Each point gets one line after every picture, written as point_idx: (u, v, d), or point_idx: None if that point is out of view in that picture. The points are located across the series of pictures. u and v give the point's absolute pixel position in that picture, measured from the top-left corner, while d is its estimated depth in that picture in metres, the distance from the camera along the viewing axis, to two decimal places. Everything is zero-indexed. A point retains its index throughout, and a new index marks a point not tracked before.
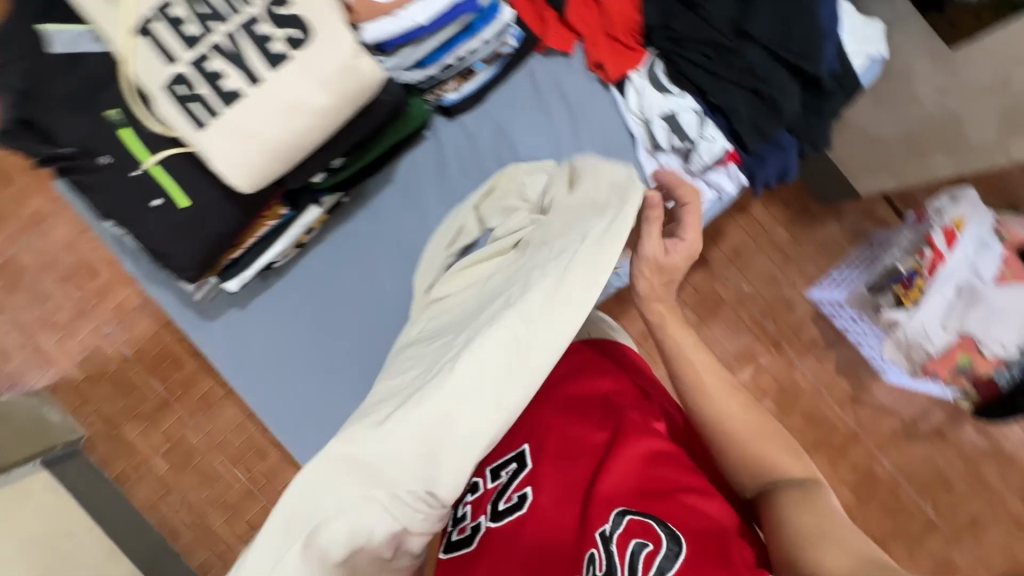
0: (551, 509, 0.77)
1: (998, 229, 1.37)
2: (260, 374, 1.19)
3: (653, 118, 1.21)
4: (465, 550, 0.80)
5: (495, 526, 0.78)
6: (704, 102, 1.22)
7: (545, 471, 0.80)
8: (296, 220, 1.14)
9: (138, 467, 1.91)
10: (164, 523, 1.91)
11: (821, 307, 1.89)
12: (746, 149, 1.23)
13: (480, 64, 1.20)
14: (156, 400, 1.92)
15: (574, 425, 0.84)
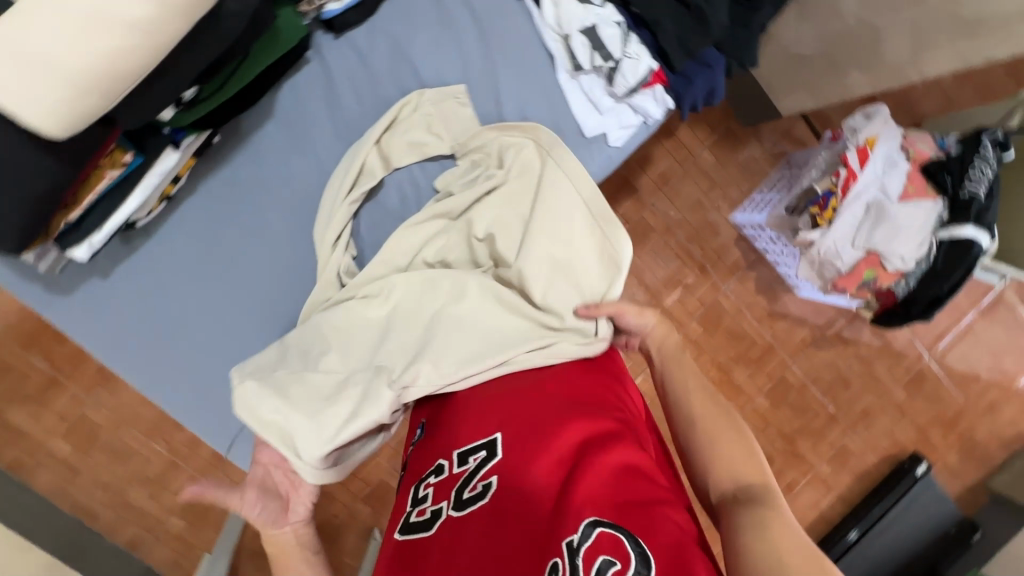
0: (509, 486, 0.70)
1: (904, 148, 1.42)
2: (150, 347, 1.06)
3: (573, 33, 1.07)
4: (422, 534, 0.73)
5: (456, 515, 0.71)
6: (627, 15, 1.08)
7: (512, 463, 0.72)
8: (153, 165, 0.95)
9: (35, 452, 1.72)
10: (78, 506, 1.76)
11: (743, 231, 1.93)
12: (673, 68, 1.10)
13: None
14: (41, 380, 1.71)
15: (551, 409, 0.77)
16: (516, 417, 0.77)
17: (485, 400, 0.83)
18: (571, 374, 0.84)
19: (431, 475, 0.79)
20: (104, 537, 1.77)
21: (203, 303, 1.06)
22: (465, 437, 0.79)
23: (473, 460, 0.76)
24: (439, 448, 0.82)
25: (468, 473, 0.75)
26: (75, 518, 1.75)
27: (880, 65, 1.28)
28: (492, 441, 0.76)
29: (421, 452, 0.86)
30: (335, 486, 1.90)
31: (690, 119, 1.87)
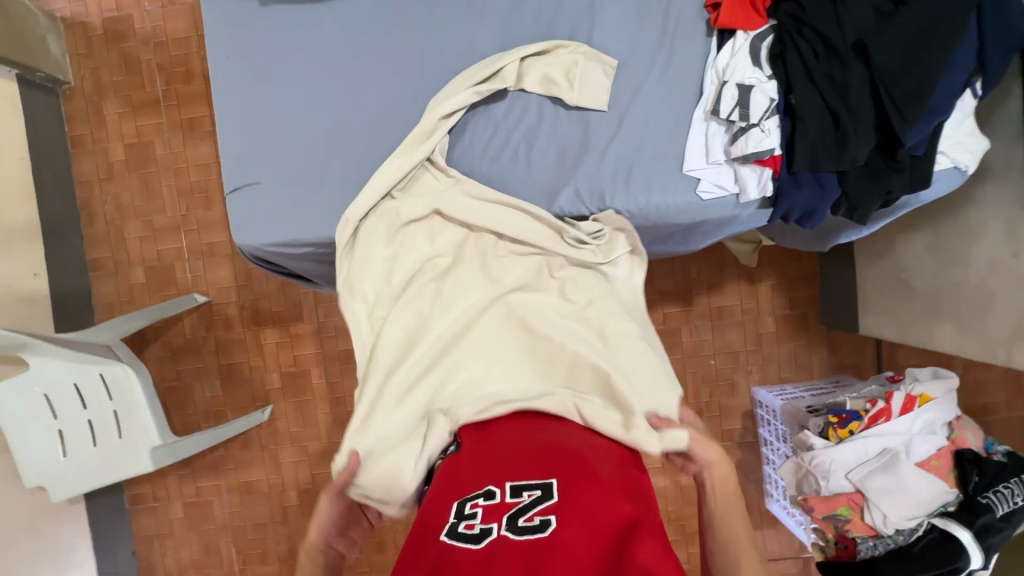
0: (580, 539, 0.64)
1: (948, 424, 1.33)
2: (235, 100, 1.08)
3: (726, 81, 0.91)
4: (467, 546, 0.65)
5: (507, 543, 0.64)
6: (780, 97, 0.91)
7: (575, 515, 0.65)
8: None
9: (97, 141, 1.88)
10: (88, 204, 1.89)
11: (755, 408, 1.85)
12: (790, 169, 0.91)
13: None
14: (149, 96, 1.86)
15: (612, 484, 0.72)
16: (577, 467, 0.73)
17: (528, 443, 0.80)
18: (619, 466, 0.79)
19: (479, 496, 0.72)
20: (82, 242, 1.89)
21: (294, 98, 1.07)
22: (520, 470, 0.74)
23: (527, 495, 0.70)
24: (485, 472, 0.76)
25: (520, 505, 0.69)
26: (78, 210, 1.88)
27: (974, 332, 1.23)
28: (548, 482, 0.71)
29: (461, 465, 0.80)
30: (270, 346, 1.91)
31: (777, 282, 1.85)
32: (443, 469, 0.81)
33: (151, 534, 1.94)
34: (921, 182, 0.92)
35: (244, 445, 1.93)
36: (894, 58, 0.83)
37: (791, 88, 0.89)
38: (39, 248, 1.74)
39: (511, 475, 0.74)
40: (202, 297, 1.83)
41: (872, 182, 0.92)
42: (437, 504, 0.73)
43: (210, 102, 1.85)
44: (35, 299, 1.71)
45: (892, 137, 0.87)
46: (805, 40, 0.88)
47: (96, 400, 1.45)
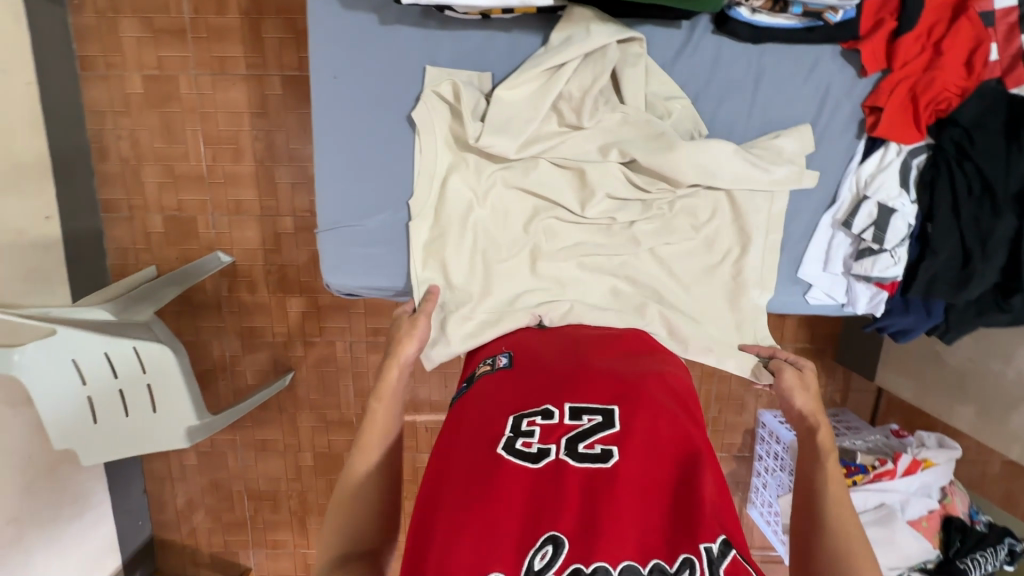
0: (635, 483, 0.69)
1: (943, 490, 1.47)
2: (330, 135, 0.98)
3: (867, 198, 0.98)
4: (525, 464, 0.72)
5: (571, 464, 0.72)
6: (920, 222, 1.00)
7: (636, 449, 0.72)
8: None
9: (111, 67, 1.65)
10: (100, 136, 1.70)
11: (757, 428, 1.97)
12: (907, 291, 1.02)
13: (798, 9, 0.87)
14: (174, 22, 1.62)
15: (661, 420, 0.77)
16: (636, 401, 0.79)
17: (581, 372, 0.84)
18: (665, 413, 0.78)
19: (536, 414, 0.78)
20: (93, 179, 1.73)
21: (388, 141, 0.99)
22: (581, 394, 0.80)
23: (587, 421, 0.77)
24: (546, 390, 0.82)
25: (582, 430, 0.75)
26: (88, 144, 1.69)
27: (996, 423, 1.35)
28: (610, 410, 0.77)
29: (521, 382, 0.84)
30: (295, 314, 1.86)
31: None
32: (498, 383, 0.86)
33: (162, 475, 1.98)
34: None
35: (262, 406, 1.94)
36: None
37: (933, 218, 0.97)
38: (49, 186, 1.59)
39: (568, 397, 0.80)
40: (227, 257, 1.72)
41: (976, 313, 1.03)
42: (488, 419, 0.80)
43: (246, 43, 1.64)
44: (46, 243, 1.59)
45: (1012, 280, 0.97)
46: (962, 174, 0.95)
47: (128, 370, 1.39)
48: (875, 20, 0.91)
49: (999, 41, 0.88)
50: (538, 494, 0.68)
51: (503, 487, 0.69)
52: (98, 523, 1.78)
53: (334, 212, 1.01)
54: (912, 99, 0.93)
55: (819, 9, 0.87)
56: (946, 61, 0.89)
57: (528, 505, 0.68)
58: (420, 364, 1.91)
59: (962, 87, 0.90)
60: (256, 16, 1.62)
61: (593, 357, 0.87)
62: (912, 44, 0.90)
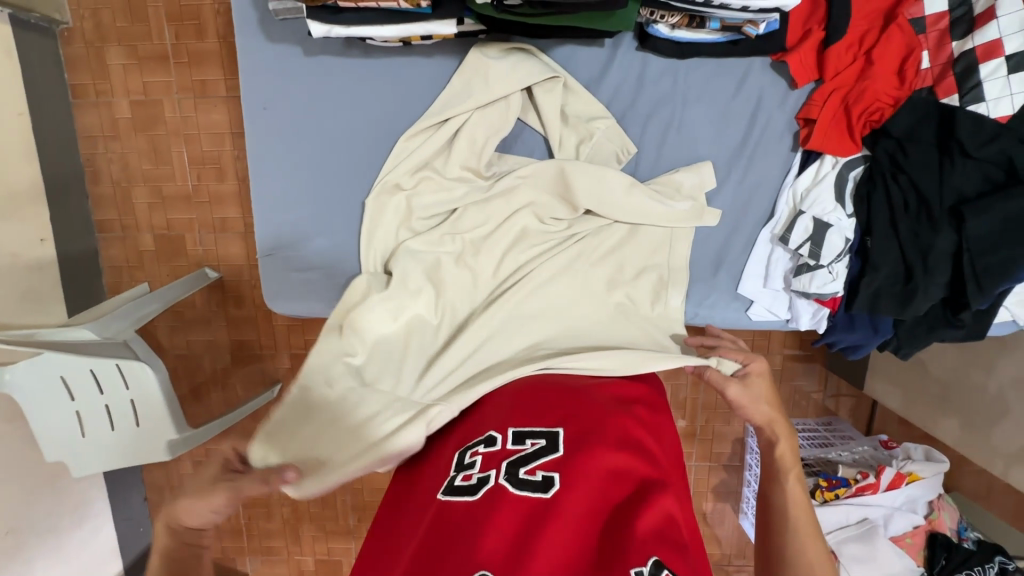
0: (578, 509, 0.65)
1: (930, 504, 1.42)
2: (277, 161, 1.02)
3: (803, 212, 0.98)
4: (462, 498, 0.68)
5: (506, 491, 0.67)
6: (859, 237, 1.00)
7: (579, 472, 0.69)
8: (427, 22, 0.84)
9: (100, 94, 1.73)
10: (92, 160, 1.78)
11: (746, 437, 1.92)
12: (849, 307, 1.03)
13: (715, 24, 0.86)
14: (157, 48, 1.69)
15: (609, 437, 0.74)
16: (584, 421, 0.76)
17: (529, 393, 0.83)
18: (612, 431, 0.75)
19: (479, 444, 0.76)
20: (86, 200, 1.81)
21: (331, 165, 1.02)
22: (526, 420, 0.78)
23: (530, 445, 0.74)
24: (492, 420, 0.80)
25: (523, 455, 0.72)
26: (81, 168, 1.78)
27: (980, 436, 1.30)
28: (554, 433, 0.75)
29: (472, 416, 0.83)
30: (281, 327, 1.91)
31: None
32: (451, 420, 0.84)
33: (162, 483, 2.06)
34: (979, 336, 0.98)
35: (253, 417, 2.00)
36: (988, 233, 0.88)
37: (870, 233, 0.98)
38: (44, 210, 1.67)
39: (512, 424, 0.78)
40: (214, 273, 1.81)
41: (925, 329, 1.02)
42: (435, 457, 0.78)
43: (226, 66, 1.69)
44: (42, 265, 1.67)
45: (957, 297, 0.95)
46: (897, 188, 0.95)
47: (112, 386, 1.44)
48: (803, 30, 0.91)
49: (930, 48, 0.92)
50: (469, 522, 0.64)
51: (434, 524, 0.65)
52: (99, 530, 1.85)
53: (279, 235, 1.04)
54: (845, 109, 0.94)
55: (739, 23, 0.86)
56: (877, 73, 0.90)
57: (457, 536, 0.63)
58: None
59: (895, 97, 0.92)
60: (233, 40, 1.67)
61: (544, 385, 0.85)
62: (842, 55, 0.91)
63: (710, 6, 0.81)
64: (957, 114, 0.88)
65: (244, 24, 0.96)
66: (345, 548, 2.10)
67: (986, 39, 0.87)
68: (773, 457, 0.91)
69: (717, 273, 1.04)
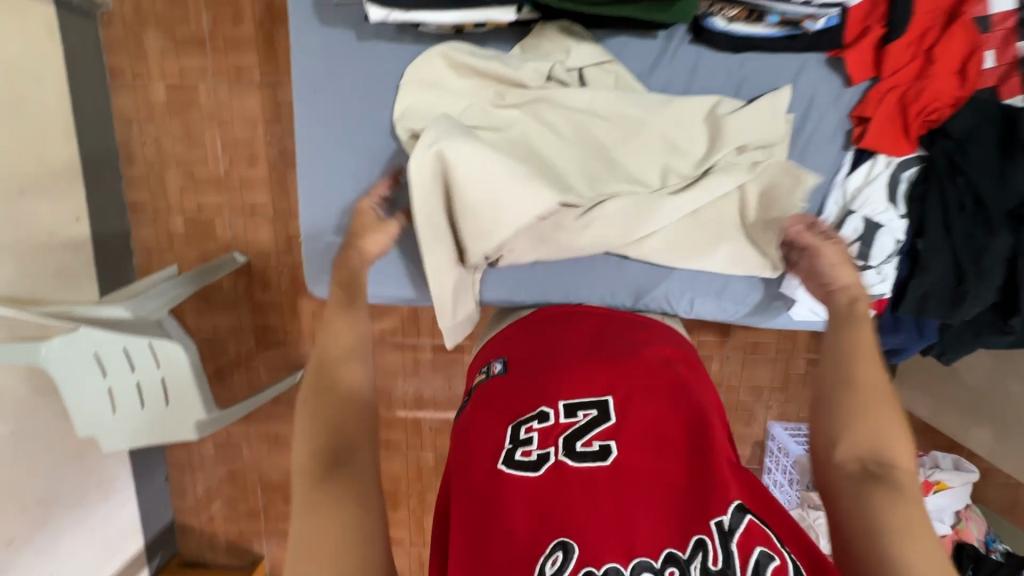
0: (644, 475, 0.65)
1: (957, 513, 1.40)
2: (319, 145, 1.02)
3: (854, 212, 0.97)
4: (527, 475, 0.67)
5: (570, 465, 0.66)
6: (910, 238, 0.99)
7: (636, 439, 0.67)
8: (486, 10, 0.84)
9: (137, 76, 1.75)
10: (127, 142, 1.80)
11: (768, 440, 1.90)
12: (896, 309, 1.02)
13: (774, 18, 0.86)
14: (194, 33, 1.70)
15: (659, 400, 0.72)
16: (630, 388, 0.74)
17: (569, 364, 0.80)
18: (658, 395, 0.73)
19: (532, 419, 0.73)
20: (120, 181, 1.83)
21: (372, 150, 1.02)
22: (571, 390, 0.75)
23: (582, 416, 0.72)
24: (537, 391, 0.77)
25: (578, 427, 0.71)
26: (116, 149, 1.80)
27: (1014, 447, 1.28)
28: (605, 402, 0.73)
29: (514, 387, 0.80)
30: (306, 313, 1.92)
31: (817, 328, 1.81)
32: (494, 390, 0.82)
33: (183, 463, 2.09)
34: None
35: (275, 401, 2.02)
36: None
37: (923, 234, 0.97)
38: (80, 189, 1.70)
39: (558, 395, 0.75)
40: (241, 257, 1.82)
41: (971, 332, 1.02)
42: (485, 430, 0.75)
43: (262, 53, 1.70)
44: (77, 243, 1.70)
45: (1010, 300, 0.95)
46: (952, 189, 0.94)
47: (143, 364, 1.47)
48: (861, 28, 0.90)
49: (995, 48, 0.87)
50: (549, 498, 0.64)
51: (509, 504, 0.64)
52: (123, 506, 1.89)
53: (318, 218, 1.05)
54: (902, 108, 0.93)
55: (797, 18, 0.86)
56: (938, 71, 0.89)
57: (535, 512, 0.63)
58: (424, 364, 1.96)
59: (956, 97, 0.90)
60: (270, 26, 1.68)
61: (580, 354, 0.83)
62: (902, 52, 0.90)
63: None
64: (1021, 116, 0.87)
65: (295, 9, 0.97)
66: None
67: None
68: (853, 313, 0.85)
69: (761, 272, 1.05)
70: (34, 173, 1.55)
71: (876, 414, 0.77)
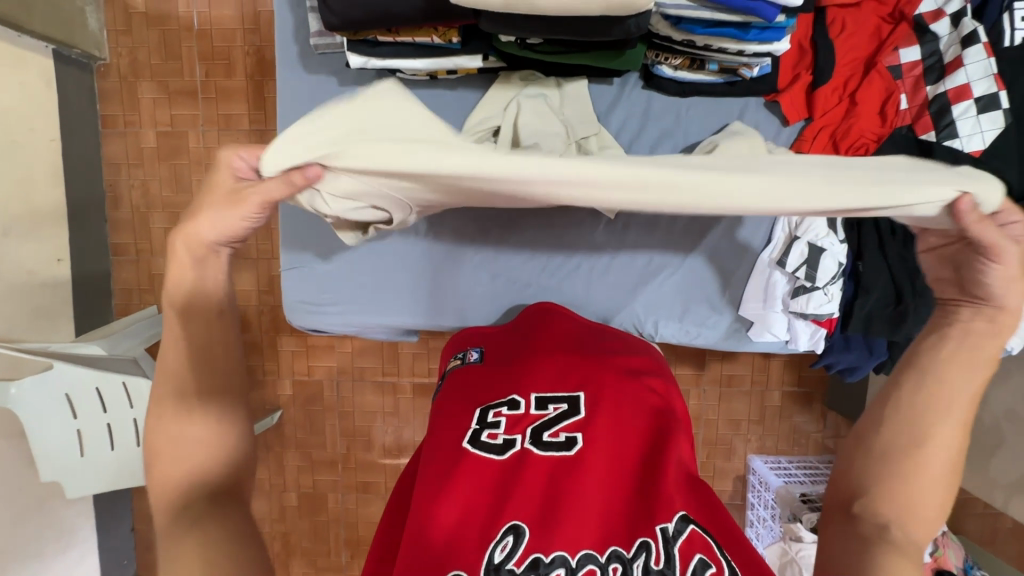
0: (603, 471, 0.67)
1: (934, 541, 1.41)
2: None
3: (798, 238, 1.05)
4: (490, 456, 0.69)
5: (534, 453, 0.69)
6: (851, 262, 1.07)
7: (600, 435, 0.69)
8: (455, 56, 0.93)
9: (128, 124, 1.82)
10: (114, 186, 1.85)
11: (749, 474, 1.90)
12: (846, 328, 1.08)
13: (714, 65, 0.96)
14: (187, 84, 1.79)
15: (629, 402, 0.74)
16: (601, 384, 0.76)
17: (544, 359, 0.81)
18: (628, 396, 0.74)
19: (502, 405, 0.75)
20: (105, 223, 1.86)
21: None
22: (545, 382, 0.77)
23: (552, 409, 0.74)
24: (512, 379, 0.79)
25: (547, 419, 0.72)
26: (103, 193, 1.85)
27: (979, 469, 1.32)
28: (576, 397, 0.74)
29: (488, 375, 0.81)
30: (286, 352, 1.92)
31: (789, 359, 1.86)
32: (469, 378, 0.83)
33: (151, 514, 2.00)
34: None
35: None
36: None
37: (862, 257, 1.05)
38: (63, 231, 1.72)
39: (532, 386, 0.77)
40: None
41: None
42: (456, 411, 0.77)
43: (251, 102, 1.79)
44: (57, 284, 1.71)
45: None
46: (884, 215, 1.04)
47: (117, 405, 1.46)
48: (793, 74, 1.02)
49: (908, 91, 1.02)
50: (504, 482, 0.66)
51: (468, 480, 0.66)
52: (82, 560, 1.78)
53: (299, 249, 1.10)
54: (833, 145, 1.03)
55: (734, 66, 0.96)
56: (861, 111, 1.00)
57: (491, 494, 0.65)
58: (405, 403, 1.95)
59: (878, 134, 1.01)
60: (260, 78, 1.78)
61: (558, 349, 0.84)
62: (829, 94, 1.01)
63: (708, 50, 0.92)
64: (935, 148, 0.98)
65: (284, 58, 1.06)
66: None
67: (956, 84, 0.98)
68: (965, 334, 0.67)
69: (722, 293, 1.12)
70: (19, 215, 1.57)
71: (931, 472, 0.66)
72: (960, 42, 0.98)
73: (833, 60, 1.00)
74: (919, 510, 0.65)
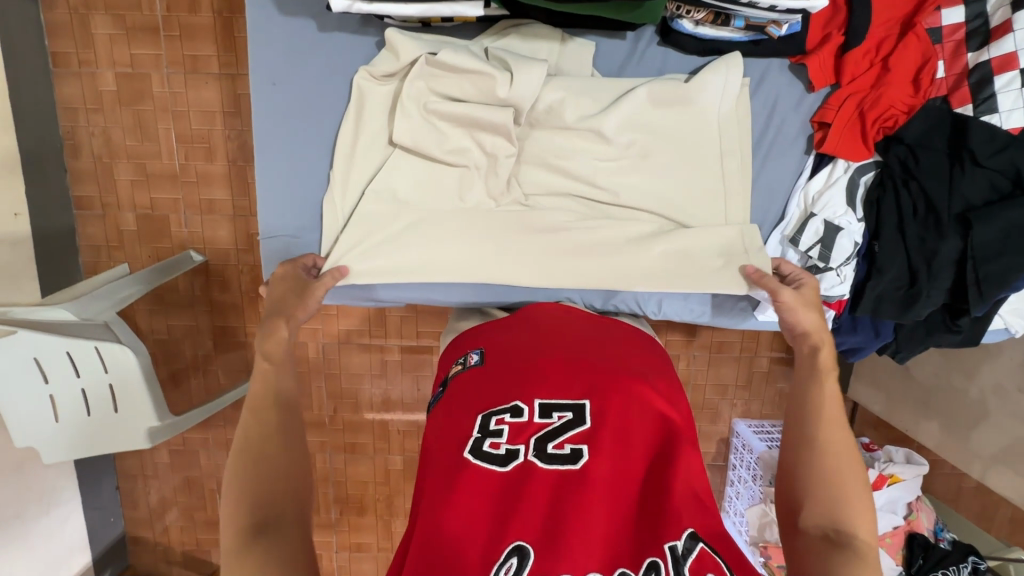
0: (610, 487, 0.64)
1: (909, 505, 1.46)
2: None
3: (814, 215, 1.04)
4: (493, 469, 0.66)
5: (538, 466, 0.66)
6: (866, 242, 1.06)
7: (607, 446, 0.67)
8: (454, 3, 0.87)
9: (83, 63, 1.65)
10: (72, 132, 1.69)
11: (732, 437, 1.95)
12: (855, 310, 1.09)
13: (740, 22, 0.95)
14: (147, 20, 1.62)
15: (635, 410, 0.71)
16: (608, 390, 0.73)
17: (546, 361, 0.77)
18: (635, 403, 0.71)
19: (505, 411, 0.71)
20: (64, 174, 1.72)
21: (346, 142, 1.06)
22: (549, 387, 0.73)
23: (556, 417, 0.71)
24: (514, 382, 0.75)
25: (551, 428, 0.69)
26: (61, 140, 1.70)
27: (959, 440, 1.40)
28: (581, 404, 0.71)
29: (489, 376, 0.77)
30: None
31: None
32: (469, 379, 0.79)
33: (135, 473, 1.98)
34: (974, 342, 1.06)
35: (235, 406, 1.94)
36: (991, 244, 0.95)
37: (878, 237, 1.04)
38: (17, 182, 1.59)
39: (535, 392, 0.73)
40: (199, 256, 1.75)
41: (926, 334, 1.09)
42: (456, 418, 0.74)
43: (220, 42, 1.63)
44: (15, 240, 1.59)
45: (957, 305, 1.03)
46: (907, 194, 1.01)
47: (90, 370, 1.38)
48: (823, 34, 0.99)
49: (946, 58, 0.97)
50: (508, 499, 0.64)
51: (469, 495, 0.64)
52: (67, 520, 1.78)
53: None
54: (860, 115, 1.00)
55: (762, 23, 0.95)
56: (892, 79, 0.96)
57: (495, 510, 0.63)
58: (393, 366, 1.92)
59: (910, 104, 0.97)
60: (228, 15, 1.61)
61: (561, 348, 0.80)
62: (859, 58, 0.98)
63: (738, 5, 0.90)
64: (970, 122, 0.95)
65: None
66: (326, 541, 2.08)
67: (1001, 52, 0.92)
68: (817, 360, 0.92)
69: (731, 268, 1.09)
70: None
71: (858, 495, 0.82)
72: (1010, 5, 0.92)
73: (869, 19, 0.95)
74: (850, 515, 0.81)
